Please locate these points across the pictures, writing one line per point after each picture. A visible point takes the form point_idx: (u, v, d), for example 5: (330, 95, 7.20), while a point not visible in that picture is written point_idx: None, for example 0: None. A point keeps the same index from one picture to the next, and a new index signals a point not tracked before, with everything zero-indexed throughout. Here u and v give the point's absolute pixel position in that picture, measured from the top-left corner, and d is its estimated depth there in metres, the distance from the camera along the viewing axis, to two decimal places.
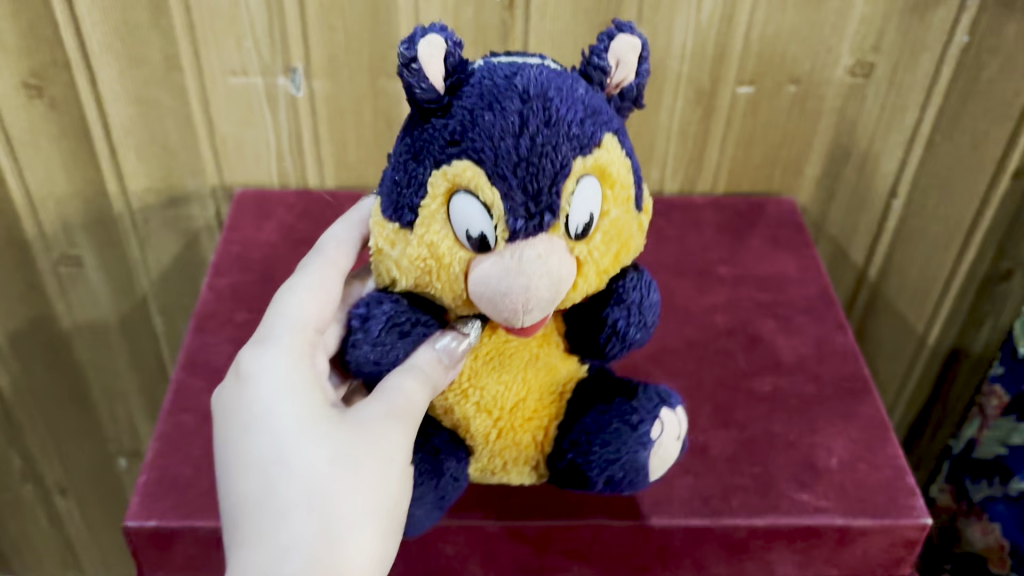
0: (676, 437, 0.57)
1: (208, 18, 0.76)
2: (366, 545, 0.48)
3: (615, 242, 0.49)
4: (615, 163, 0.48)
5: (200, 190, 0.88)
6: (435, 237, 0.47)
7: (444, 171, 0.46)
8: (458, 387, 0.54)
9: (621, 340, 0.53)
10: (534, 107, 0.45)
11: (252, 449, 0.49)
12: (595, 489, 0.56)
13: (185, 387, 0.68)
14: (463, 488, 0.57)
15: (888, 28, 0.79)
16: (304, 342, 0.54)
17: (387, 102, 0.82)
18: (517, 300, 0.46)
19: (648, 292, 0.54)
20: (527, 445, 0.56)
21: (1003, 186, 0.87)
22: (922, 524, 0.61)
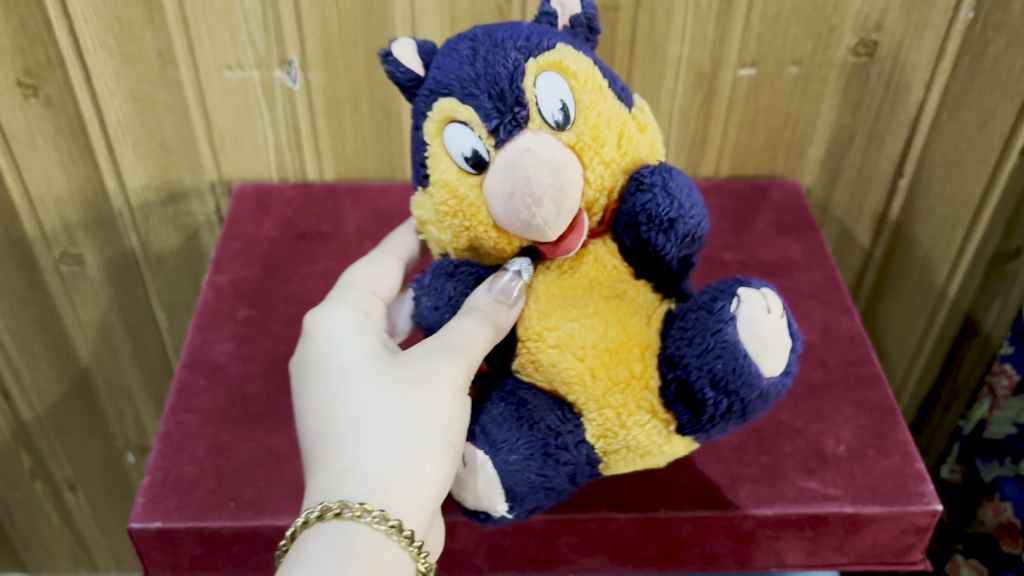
0: (776, 310, 0.47)
1: (201, 12, 0.76)
2: (420, 468, 0.49)
3: (605, 126, 0.49)
4: (572, 60, 0.49)
5: (199, 185, 0.88)
6: (445, 176, 0.50)
7: (430, 117, 0.49)
8: (532, 334, 0.52)
9: (660, 222, 0.48)
10: (482, 40, 0.49)
11: (316, 390, 0.53)
12: (716, 404, 0.47)
13: (187, 386, 0.68)
14: (575, 450, 0.52)
15: (891, 6, 0.78)
16: (361, 300, 0.58)
17: (384, 94, 0.81)
18: (521, 193, 0.45)
19: (673, 174, 0.49)
20: (631, 383, 0.50)
21: (1011, 163, 0.84)
22: (932, 511, 0.60)
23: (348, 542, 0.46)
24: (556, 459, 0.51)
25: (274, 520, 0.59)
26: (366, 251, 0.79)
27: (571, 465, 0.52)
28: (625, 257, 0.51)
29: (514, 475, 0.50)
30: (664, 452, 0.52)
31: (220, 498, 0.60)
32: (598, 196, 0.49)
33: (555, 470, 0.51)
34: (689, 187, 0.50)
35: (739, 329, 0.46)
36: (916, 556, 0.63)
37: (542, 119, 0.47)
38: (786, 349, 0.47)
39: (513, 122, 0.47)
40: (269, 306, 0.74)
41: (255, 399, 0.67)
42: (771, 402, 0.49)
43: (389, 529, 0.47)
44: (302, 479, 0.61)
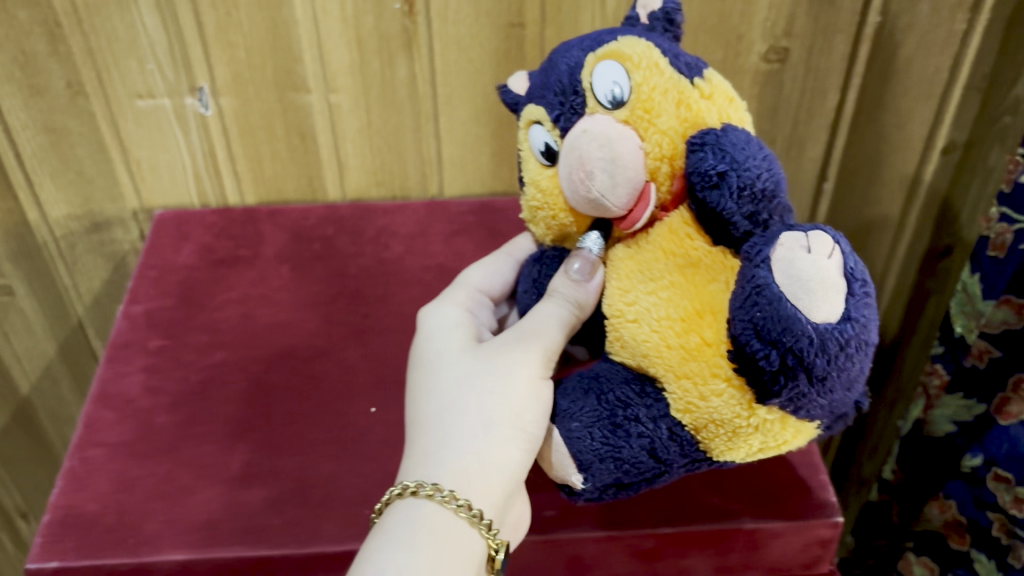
0: (822, 248, 0.40)
1: (107, 43, 0.75)
2: (491, 454, 0.50)
3: (660, 98, 0.46)
4: (631, 44, 0.48)
5: (121, 214, 0.88)
6: (530, 173, 0.52)
7: (519, 126, 0.52)
8: (615, 312, 0.49)
9: (708, 178, 0.44)
10: (560, 51, 0.51)
11: (415, 379, 0.56)
12: (769, 360, 0.41)
13: (96, 420, 0.67)
14: (652, 424, 0.47)
15: (799, 12, 0.78)
16: (464, 295, 0.61)
17: (297, 117, 0.81)
18: (577, 171, 0.46)
19: (728, 131, 0.45)
20: (704, 350, 0.45)
21: (934, 163, 0.87)
22: (833, 522, 0.60)
23: (420, 519, 0.48)
24: (627, 431, 0.47)
25: (173, 555, 0.58)
26: (283, 276, 0.79)
27: (647, 439, 0.47)
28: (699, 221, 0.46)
29: (577, 444, 0.48)
30: (759, 428, 0.45)
31: (121, 534, 0.60)
32: (659, 164, 0.46)
33: (626, 442, 0.48)
34: (753, 143, 0.45)
35: (776, 272, 0.40)
36: (824, 565, 0.63)
37: (596, 101, 0.47)
38: (837, 291, 0.39)
39: (573, 111, 0.48)
40: (183, 335, 0.74)
41: (163, 431, 0.67)
42: (844, 355, 0.40)
43: (458, 507, 0.49)
44: (204, 512, 0.61)
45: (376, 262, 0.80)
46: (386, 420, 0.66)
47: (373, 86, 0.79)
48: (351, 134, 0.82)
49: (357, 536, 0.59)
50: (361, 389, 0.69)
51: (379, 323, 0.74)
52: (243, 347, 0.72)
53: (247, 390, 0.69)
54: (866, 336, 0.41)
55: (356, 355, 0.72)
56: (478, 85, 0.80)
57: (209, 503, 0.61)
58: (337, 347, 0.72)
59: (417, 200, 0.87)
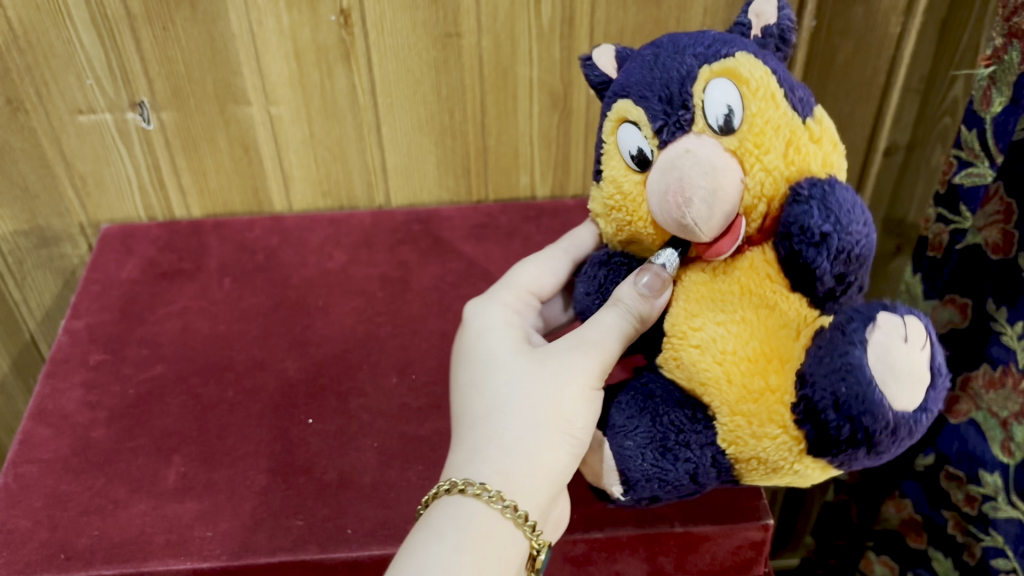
0: (918, 340, 0.41)
1: (44, 58, 0.75)
2: (541, 459, 0.49)
3: (772, 134, 0.44)
4: (750, 66, 0.45)
5: (68, 228, 0.88)
6: (614, 172, 0.49)
7: (607, 118, 0.49)
8: (677, 333, 0.47)
9: (811, 236, 0.42)
10: (665, 45, 0.47)
11: (467, 375, 0.54)
12: (840, 431, 0.42)
13: (32, 436, 0.68)
14: (700, 450, 0.47)
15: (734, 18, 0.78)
16: (517, 296, 0.58)
17: (239, 129, 0.81)
18: (673, 193, 0.42)
19: (836, 188, 0.43)
20: (766, 394, 0.44)
21: (878, 165, 0.87)
22: (764, 524, 0.61)
23: (466, 516, 0.48)
24: (676, 455, 0.47)
25: (102, 570, 0.58)
26: (225, 288, 0.79)
27: (693, 463, 0.47)
28: (782, 266, 0.44)
29: (628, 461, 0.48)
30: (799, 473, 0.46)
31: (50, 550, 0.60)
32: (756, 203, 0.44)
33: (673, 465, 0.47)
34: (856, 205, 0.43)
35: (870, 353, 0.41)
36: (760, 568, 0.64)
37: (706, 122, 0.44)
38: (922, 383, 0.41)
39: (677, 125, 0.45)
40: (123, 350, 0.74)
41: (99, 445, 0.67)
42: (906, 437, 0.42)
43: (504, 508, 0.48)
44: (137, 526, 0.61)
45: (319, 272, 0.80)
46: (321, 431, 0.67)
47: (313, 96, 0.79)
48: (293, 145, 0.83)
49: (288, 548, 0.58)
50: (299, 401, 0.69)
51: (320, 333, 0.75)
52: (183, 360, 0.73)
53: (184, 404, 0.69)
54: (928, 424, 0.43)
55: (296, 366, 0.72)
56: (418, 94, 0.80)
57: (141, 517, 0.61)
58: (277, 359, 0.73)
59: (362, 210, 0.87)
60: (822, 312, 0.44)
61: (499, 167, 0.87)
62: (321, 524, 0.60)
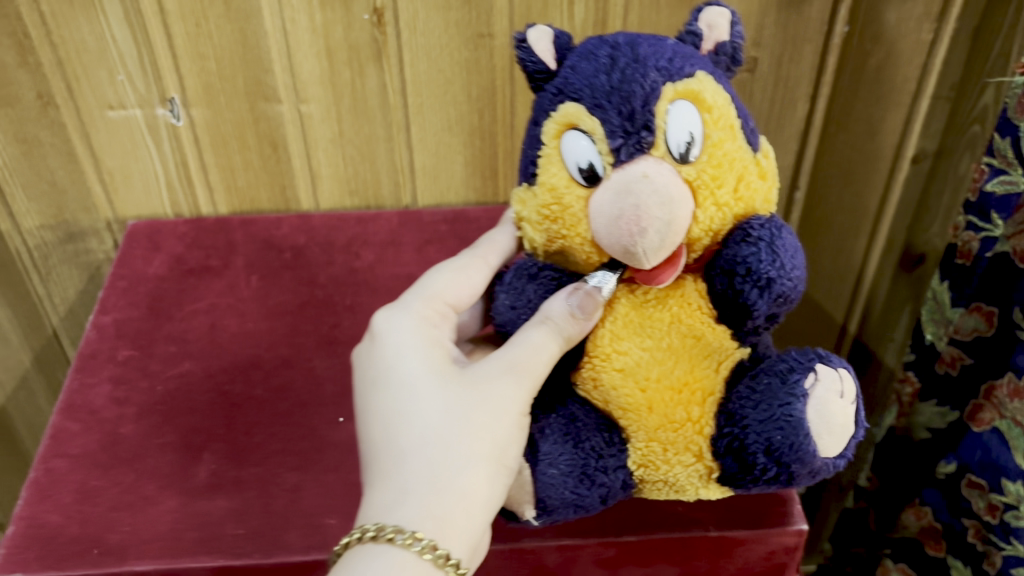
0: (852, 397, 0.46)
1: (75, 53, 0.76)
2: (477, 494, 0.46)
3: (728, 168, 0.46)
4: (711, 91, 0.46)
5: (94, 224, 0.88)
6: (554, 180, 0.47)
7: (551, 117, 0.47)
8: (600, 354, 0.49)
9: (757, 277, 0.45)
10: (623, 49, 0.46)
11: (383, 403, 0.49)
12: (765, 472, 0.47)
13: (61, 431, 0.67)
14: (613, 474, 0.50)
15: (766, 22, 0.78)
16: (434, 309, 0.53)
17: (269, 126, 0.81)
18: (627, 220, 0.43)
19: (782, 231, 0.46)
20: (686, 425, 0.48)
21: (905, 172, 0.87)
22: (798, 530, 0.60)
23: (392, 565, 0.44)
24: (592, 481, 0.49)
25: (134, 565, 0.58)
26: (252, 286, 0.79)
27: (605, 489, 0.50)
28: (712, 299, 0.48)
29: (548, 488, 0.49)
30: (698, 494, 0.51)
31: (82, 546, 0.59)
32: (703, 236, 0.46)
33: (589, 491, 0.49)
34: (796, 249, 0.47)
35: (809, 407, 0.45)
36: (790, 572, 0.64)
37: (666, 148, 0.44)
38: (847, 436, 0.46)
39: (636, 145, 0.44)
40: (150, 346, 0.74)
41: (128, 441, 0.67)
42: (815, 479, 0.48)
43: (436, 558, 0.44)
44: (168, 522, 0.61)
45: (346, 271, 0.80)
46: (351, 431, 0.66)
47: (344, 95, 0.79)
48: (322, 144, 0.83)
49: (321, 546, 0.58)
50: (326, 400, 0.69)
51: (347, 332, 0.74)
52: (211, 357, 0.73)
53: (212, 401, 0.69)
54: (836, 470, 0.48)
55: (324, 365, 0.72)
56: (449, 95, 0.80)
57: (171, 514, 0.61)
58: (304, 357, 0.73)
59: (389, 210, 0.87)
60: (740, 344, 0.49)
61: None
62: (353, 524, 0.60)
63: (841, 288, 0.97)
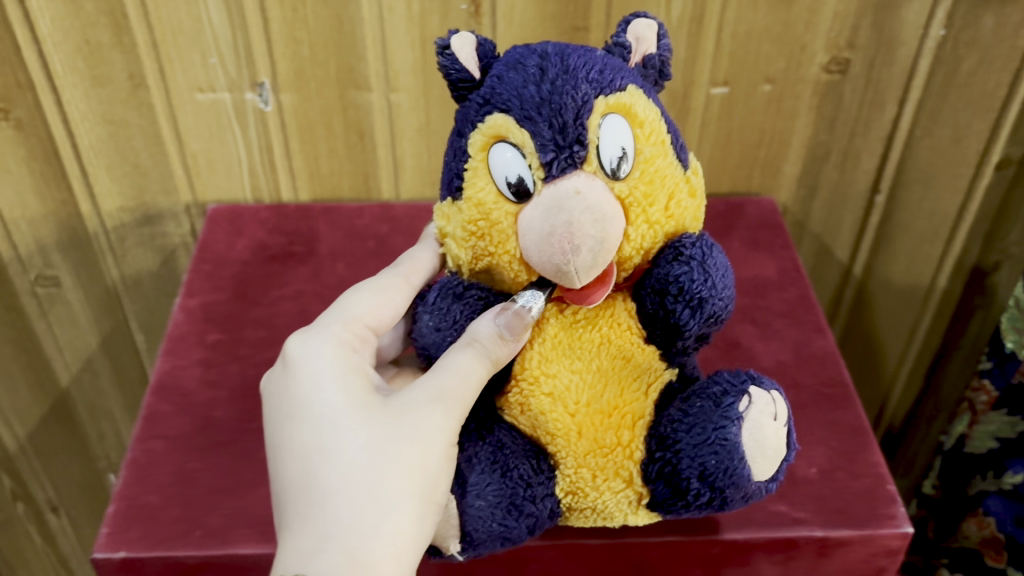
0: (781, 417, 0.49)
1: (171, 35, 0.75)
2: (405, 535, 0.46)
3: (658, 184, 0.47)
4: (641, 105, 0.47)
5: (174, 208, 0.88)
6: (480, 194, 0.47)
7: (478, 128, 0.47)
8: (528, 376, 0.50)
9: (690, 298, 0.47)
10: (552, 59, 0.47)
11: (300, 436, 0.48)
12: (698, 495, 0.50)
13: (155, 412, 0.67)
14: (541, 502, 0.51)
15: (863, 23, 0.77)
16: (351, 334, 0.53)
17: (357, 115, 0.81)
18: (561, 238, 0.44)
19: (713, 250, 0.49)
20: (616, 449, 0.50)
21: (987, 179, 0.85)
22: (903, 533, 0.60)
23: None
24: (520, 511, 0.51)
25: (239, 549, 0.58)
26: (338, 273, 0.79)
27: (533, 518, 0.51)
28: (642, 318, 0.50)
29: (475, 521, 0.50)
30: (625, 519, 0.53)
31: (185, 526, 0.59)
32: (633, 254, 0.48)
33: (516, 522, 0.51)
34: (724, 266, 0.49)
35: (742, 430, 0.48)
36: None
37: (599, 163, 0.46)
38: (778, 457, 0.49)
39: (569, 160, 0.45)
40: (240, 330, 0.73)
41: (222, 424, 0.66)
42: (744, 500, 0.51)
43: None
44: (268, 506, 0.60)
45: None
46: None
47: (436, 86, 0.79)
48: (409, 134, 0.82)
49: None
50: None
51: None
52: None
53: None
54: (766, 490, 0.52)
55: None
56: None
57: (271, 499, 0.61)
58: None
59: None
60: (668, 365, 0.52)
61: None
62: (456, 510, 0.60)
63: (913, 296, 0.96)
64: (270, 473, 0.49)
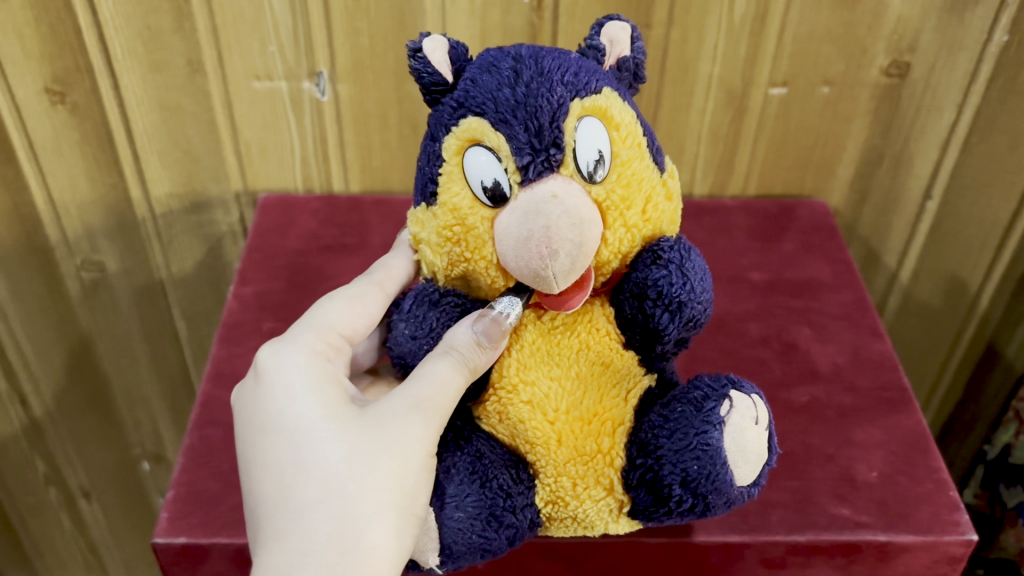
0: (762, 421, 0.48)
1: (232, 21, 0.75)
2: (385, 547, 0.46)
3: (635, 187, 0.47)
4: (616, 108, 0.47)
5: (223, 196, 0.88)
6: (456, 199, 0.47)
7: (454, 131, 0.46)
8: (506, 384, 0.50)
9: (669, 301, 0.46)
10: (526, 62, 0.46)
11: (274, 449, 0.48)
12: (680, 502, 0.48)
13: (211, 400, 0.67)
14: (521, 514, 0.50)
15: (925, 27, 0.77)
16: (325, 342, 0.53)
17: (412, 107, 0.81)
18: (539, 242, 0.43)
19: (691, 254, 0.48)
20: (597, 457, 0.49)
21: None
22: (968, 540, 0.59)
23: None
24: (500, 522, 0.49)
25: None
26: None
27: (514, 530, 0.49)
28: (620, 323, 0.49)
29: (454, 534, 0.48)
30: (606, 528, 0.52)
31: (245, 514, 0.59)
32: (611, 258, 0.47)
33: (496, 534, 0.49)
34: (703, 270, 0.49)
35: (724, 435, 0.47)
36: None
37: (575, 166, 0.45)
38: (760, 462, 0.48)
39: (545, 164, 0.44)
40: (294, 319, 0.73)
41: None
42: (726, 505, 0.50)
43: None
44: None
45: None
46: None
47: None
48: None
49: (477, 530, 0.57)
50: None
51: None
52: None
53: None
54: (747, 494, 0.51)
55: None
56: None
57: None
58: None
59: None
60: (647, 371, 0.51)
61: None
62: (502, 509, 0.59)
63: (960, 301, 0.95)
64: (244, 488, 0.49)
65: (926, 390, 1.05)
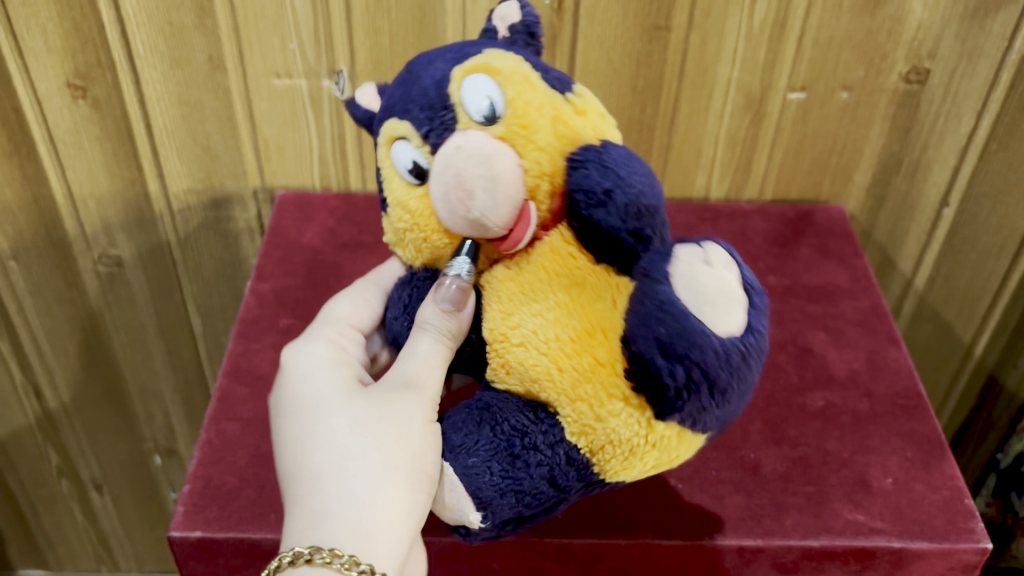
0: (710, 265, 0.46)
1: (253, 18, 0.75)
2: (395, 505, 0.45)
3: (534, 114, 0.45)
4: (497, 59, 0.47)
5: (241, 192, 0.88)
6: (397, 193, 0.48)
7: (378, 144, 0.49)
8: (497, 336, 0.47)
9: (593, 195, 0.44)
10: (419, 64, 0.49)
11: (290, 427, 0.49)
12: (675, 378, 0.43)
13: (228, 395, 0.67)
14: (550, 451, 0.46)
15: (946, 34, 0.77)
16: (337, 333, 0.54)
17: None
18: (454, 191, 0.43)
19: (606, 148, 0.46)
20: (599, 371, 0.45)
21: None
22: (983, 548, 0.59)
23: None
24: (525, 461, 0.45)
25: None
26: None
27: (547, 466, 0.46)
28: (580, 239, 0.45)
29: (475, 480, 0.45)
30: (659, 445, 0.46)
31: (261, 509, 0.59)
32: (540, 181, 0.44)
33: (526, 472, 0.45)
34: (631, 161, 0.46)
35: (674, 287, 0.44)
36: None
37: (468, 115, 0.45)
38: (728, 302, 0.45)
39: (443, 126, 0.45)
40: (311, 316, 0.74)
41: None
42: (738, 364, 0.45)
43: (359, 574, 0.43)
44: None
45: None
46: None
47: None
48: None
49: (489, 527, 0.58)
50: None
51: None
52: None
53: None
54: (754, 348, 0.46)
55: None
56: (615, 85, 0.80)
57: None
58: None
59: None
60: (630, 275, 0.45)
61: (678, 165, 0.86)
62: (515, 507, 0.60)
63: (975, 309, 0.95)
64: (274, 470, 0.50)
65: (940, 397, 1.04)
